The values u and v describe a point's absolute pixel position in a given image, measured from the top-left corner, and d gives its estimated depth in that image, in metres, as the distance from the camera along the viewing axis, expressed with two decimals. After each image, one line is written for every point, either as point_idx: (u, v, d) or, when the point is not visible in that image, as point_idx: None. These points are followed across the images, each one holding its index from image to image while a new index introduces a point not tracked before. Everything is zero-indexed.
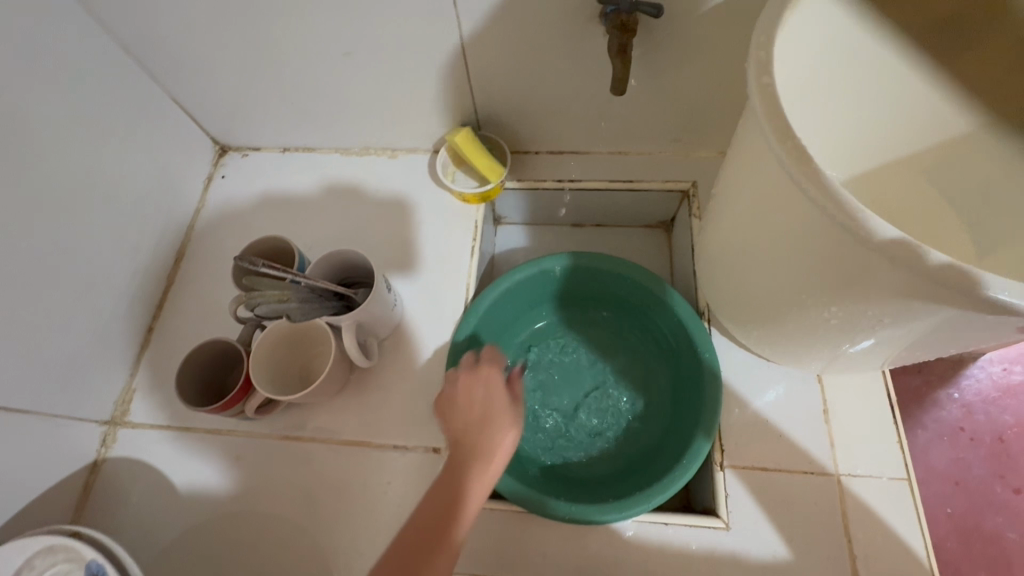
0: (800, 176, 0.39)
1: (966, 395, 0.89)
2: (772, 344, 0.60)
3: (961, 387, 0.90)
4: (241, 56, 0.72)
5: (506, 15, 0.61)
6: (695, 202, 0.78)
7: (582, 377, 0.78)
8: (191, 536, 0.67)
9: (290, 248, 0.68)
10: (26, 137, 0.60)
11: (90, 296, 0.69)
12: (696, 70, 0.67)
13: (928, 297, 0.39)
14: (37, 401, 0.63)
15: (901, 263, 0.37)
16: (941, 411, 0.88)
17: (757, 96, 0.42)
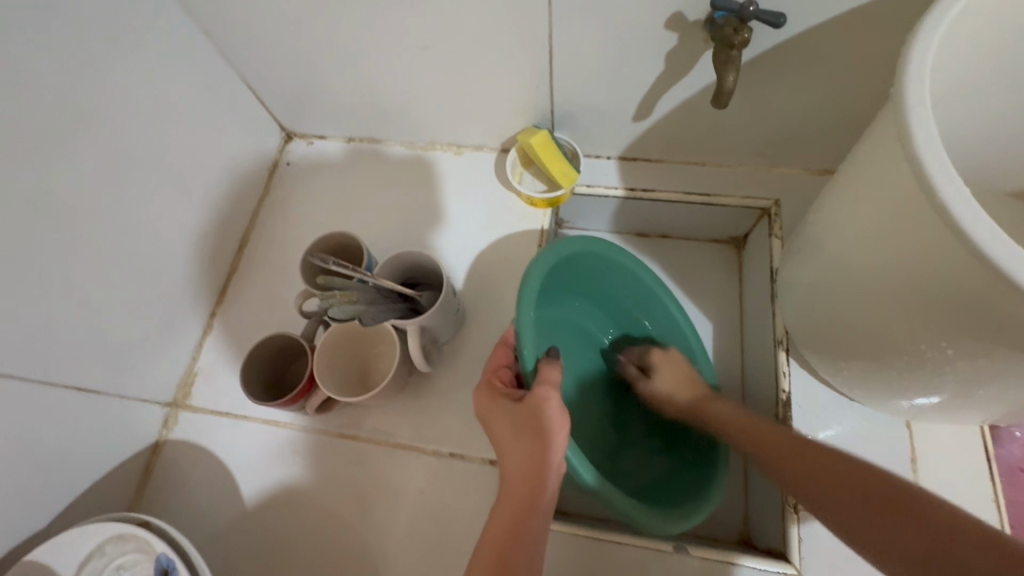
0: (959, 223, 0.36)
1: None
2: (862, 384, 0.57)
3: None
4: (317, 45, 0.71)
5: (601, 16, 0.58)
6: (776, 222, 0.74)
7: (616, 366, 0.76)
8: (243, 526, 0.67)
9: (359, 244, 0.67)
10: (111, 120, 0.61)
11: (160, 280, 0.70)
12: (798, 83, 0.62)
13: None
14: (108, 382, 0.64)
15: None
16: (998, 449, 0.71)
17: (911, 130, 0.38)
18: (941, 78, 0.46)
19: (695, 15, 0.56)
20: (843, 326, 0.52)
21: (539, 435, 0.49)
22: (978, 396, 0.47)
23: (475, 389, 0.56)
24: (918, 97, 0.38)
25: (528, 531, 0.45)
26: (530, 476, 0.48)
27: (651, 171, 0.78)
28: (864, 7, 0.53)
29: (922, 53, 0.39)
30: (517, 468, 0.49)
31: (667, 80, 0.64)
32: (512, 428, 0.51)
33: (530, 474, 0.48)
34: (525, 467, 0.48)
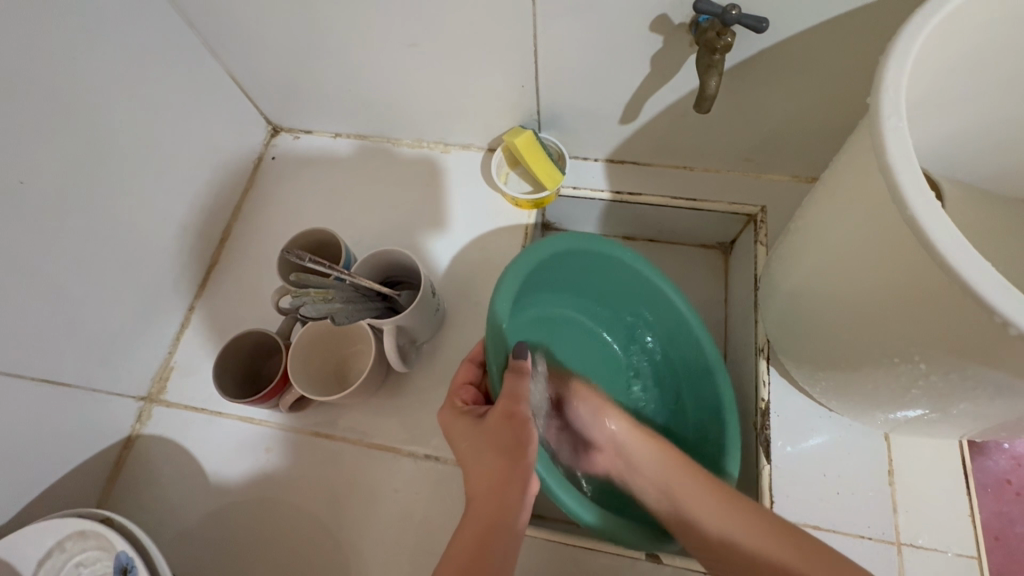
0: (930, 238, 0.35)
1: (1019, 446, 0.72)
2: (841, 396, 0.56)
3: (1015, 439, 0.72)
4: (301, 38, 0.70)
5: (586, 17, 0.57)
6: (762, 228, 0.73)
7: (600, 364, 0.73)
8: (214, 523, 0.66)
9: (338, 242, 0.66)
10: (86, 110, 0.60)
11: (136, 272, 0.69)
12: (785, 89, 0.62)
13: None
14: (80, 375, 0.64)
15: (1016, 334, 0.34)
16: (984, 462, 0.72)
17: (884, 141, 0.37)
18: (922, 88, 0.45)
19: (682, 17, 0.55)
20: (822, 337, 0.51)
21: (499, 450, 0.47)
22: (953, 412, 0.46)
23: (438, 410, 0.55)
24: (891, 108, 0.38)
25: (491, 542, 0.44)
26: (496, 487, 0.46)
27: (637, 175, 0.78)
28: (850, 14, 0.52)
29: (903, 63, 0.39)
30: (479, 484, 0.47)
31: (654, 82, 0.64)
32: (472, 445, 0.49)
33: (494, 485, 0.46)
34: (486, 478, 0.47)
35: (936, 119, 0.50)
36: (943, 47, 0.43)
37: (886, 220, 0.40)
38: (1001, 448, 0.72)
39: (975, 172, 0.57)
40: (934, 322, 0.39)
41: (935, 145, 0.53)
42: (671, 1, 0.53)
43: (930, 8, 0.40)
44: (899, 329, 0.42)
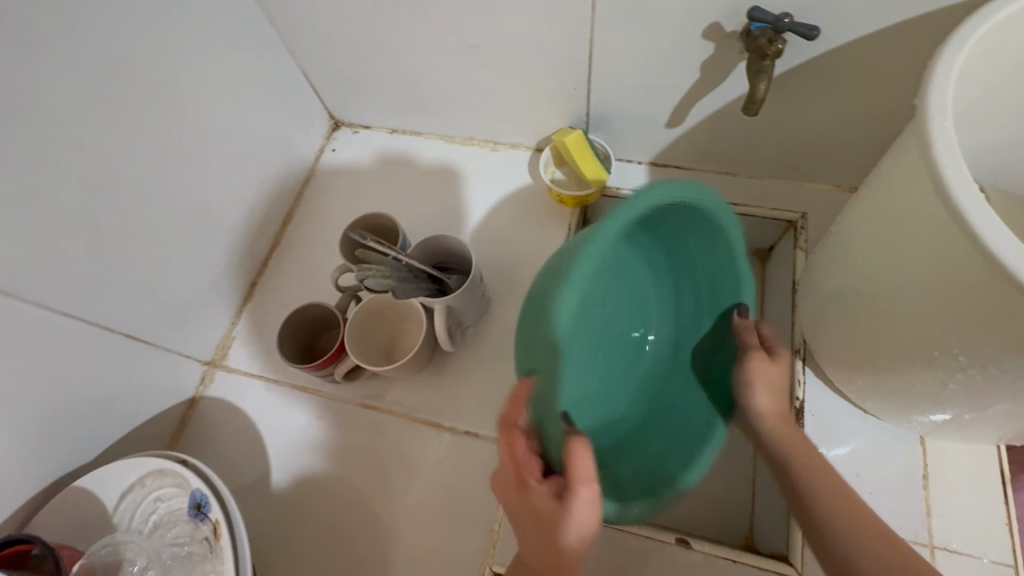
0: (973, 226, 0.37)
1: None
2: (877, 396, 0.57)
3: None
4: (371, 38, 0.75)
5: (641, 24, 0.61)
6: (802, 235, 0.75)
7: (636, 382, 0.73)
8: (266, 484, 0.70)
9: (396, 227, 0.71)
10: (181, 95, 0.67)
11: (210, 246, 0.75)
12: (831, 98, 0.64)
13: None
14: (158, 336, 0.70)
15: None
16: None
17: (930, 138, 0.39)
18: (967, 96, 0.48)
19: (733, 26, 0.58)
20: (862, 336, 0.53)
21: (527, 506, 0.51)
22: (991, 411, 0.47)
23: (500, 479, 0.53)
24: (939, 108, 0.40)
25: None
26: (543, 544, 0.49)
27: (680, 178, 0.80)
28: (898, 27, 0.55)
29: (951, 67, 0.41)
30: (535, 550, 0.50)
31: (702, 88, 0.67)
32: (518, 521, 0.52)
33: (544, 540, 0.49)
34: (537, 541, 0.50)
35: (983, 128, 0.52)
36: (990, 58, 0.45)
37: (931, 219, 0.41)
38: None
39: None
40: (978, 316, 0.40)
41: (980, 154, 0.55)
42: (725, 10, 0.57)
43: (980, 17, 0.42)
44: (944, 325, 0.43)
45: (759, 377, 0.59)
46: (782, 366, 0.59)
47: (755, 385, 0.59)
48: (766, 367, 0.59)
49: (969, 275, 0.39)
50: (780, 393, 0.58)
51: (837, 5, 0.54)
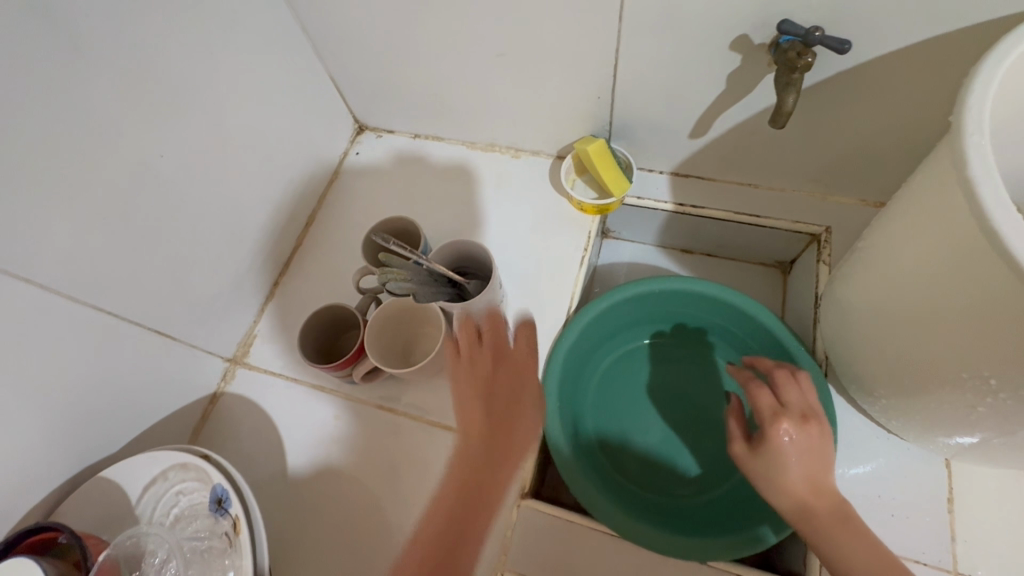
0: (1008, 246, 0.36)
1: None
2: (902, 416, 0.56)
3: None
4: (397, 44, 0.77)
5: (668, 34, 0.61)
6: (825, 249, 0.74)
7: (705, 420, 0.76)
8: (283, 482, 0.71)
9: (417, 231, 0.72)
10: (214, 97, 0.68)
11: (235, 245, 0.76)
12: (859, 112, 0.63)
13: None
14: (183, 332, 0.71)
15: None
16: None
17: (966, 155, 0.39)
18: (1002, 114, 0.47)
19: (761, 38, 0.58)
20: (888, 353, 0.52)
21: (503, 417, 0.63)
22: (1022, 436, 0.46)
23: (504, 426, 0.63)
24: (975, 124, 0.39)
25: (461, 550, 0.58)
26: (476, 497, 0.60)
27: (702, 189, 0.80)
28: (931, 42, 0.54)
29: (988, 83, 0.40)
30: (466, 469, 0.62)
31: (728, 99, 0.66)
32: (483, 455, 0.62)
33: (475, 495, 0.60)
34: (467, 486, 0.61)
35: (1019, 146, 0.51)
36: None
37: (962, 236, 0.41)
38: None
39: None
40: (1010, 338, 0.39)
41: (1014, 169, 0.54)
42: (752, 22, 0.56)
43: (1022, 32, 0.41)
44: (974, 346, 0.42)
45: (790, 443, 0.52)
46: (810, 433, 0.52)
47: (788, 451, 0.52)
48: (793, 433, 0.52)
49: (1000, 294, 0.38)
50: (817, 454, 0.52)
51: (869, 17, 0.53)
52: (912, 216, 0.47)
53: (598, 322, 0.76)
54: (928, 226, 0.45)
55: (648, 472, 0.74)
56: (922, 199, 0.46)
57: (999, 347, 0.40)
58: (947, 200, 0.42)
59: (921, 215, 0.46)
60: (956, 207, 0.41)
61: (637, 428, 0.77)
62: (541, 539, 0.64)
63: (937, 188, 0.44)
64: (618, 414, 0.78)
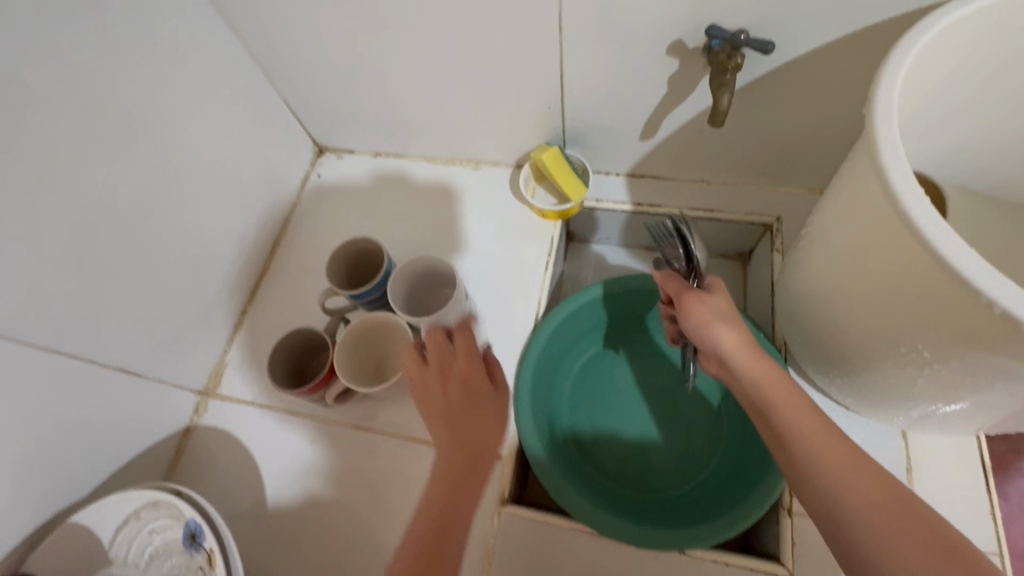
0: (920, 229, 0.39)
1: None
2: (855, 392, 0.58)
3: None
4: (349, 66, 0.78)
5: (608, 42, 0.63)
6: (778, 237, 0.77)
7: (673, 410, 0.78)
8: (264, 510, 0.71)
9: (380, 249, 0.72)
10: (165, 128, 0.68)
11: (199, 276, 0.76)
12: (795, 106, 0.66)
13: None
14: (149, 368, 0.70)
15: (1006, 321, 0.36)
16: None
17: (876, 144, 0.41)
18: (914, 102, 0.50)
19: (695, 42, 0.60)
20: (836, 334, 0.54)
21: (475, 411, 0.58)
22: (962, 403, 0.49)
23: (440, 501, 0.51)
24: (883, 116, 0.42)
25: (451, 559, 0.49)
26: (457, 499, 0.53)
27: (658, 188, 0.82)
28: (851, 38, 0.57)
29: (894, 76, 0.43)
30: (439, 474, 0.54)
31: (671, 101, 0.69)
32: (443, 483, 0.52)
33: (460, 494, 0.53)
34: (451, 488, 0.54)
35: (936, 130, 0.55)
36: (932, 64, 0.47)
37: (882, 218, 0.43)
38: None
39: (984, 179, 0.60)
40: (935, 314, 0.41)
41: (935, 151, 0.57)
42: (685, 28, 0.59)
43: (921, 28, 0.44)
44: (906, 323, 0.44)
45: (707, 316, 0.54)
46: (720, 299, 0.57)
47: (711, 328, 0.54)
48: (708, 303, 0.55)
49: (921, 273, 0.40)
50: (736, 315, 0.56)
51: (791, 18, 0.56)
52: (841, 203, 0.50)
53: (567, 324, 0.77)
54: (854, 210, 0.47)
55: (622, 467, 0.75)
56: (847, 187, 0.49)
57: (927, 323, 0.42)
58: (866, 185, 0.45)
59: (848, 201, 0.48)
60: (874, 191, 0.44)
61: (615, 426, 0.78)
62: (523, 545, 0.65)
63: (859, 175, 0.46)
64: (597, 415, 0.79)
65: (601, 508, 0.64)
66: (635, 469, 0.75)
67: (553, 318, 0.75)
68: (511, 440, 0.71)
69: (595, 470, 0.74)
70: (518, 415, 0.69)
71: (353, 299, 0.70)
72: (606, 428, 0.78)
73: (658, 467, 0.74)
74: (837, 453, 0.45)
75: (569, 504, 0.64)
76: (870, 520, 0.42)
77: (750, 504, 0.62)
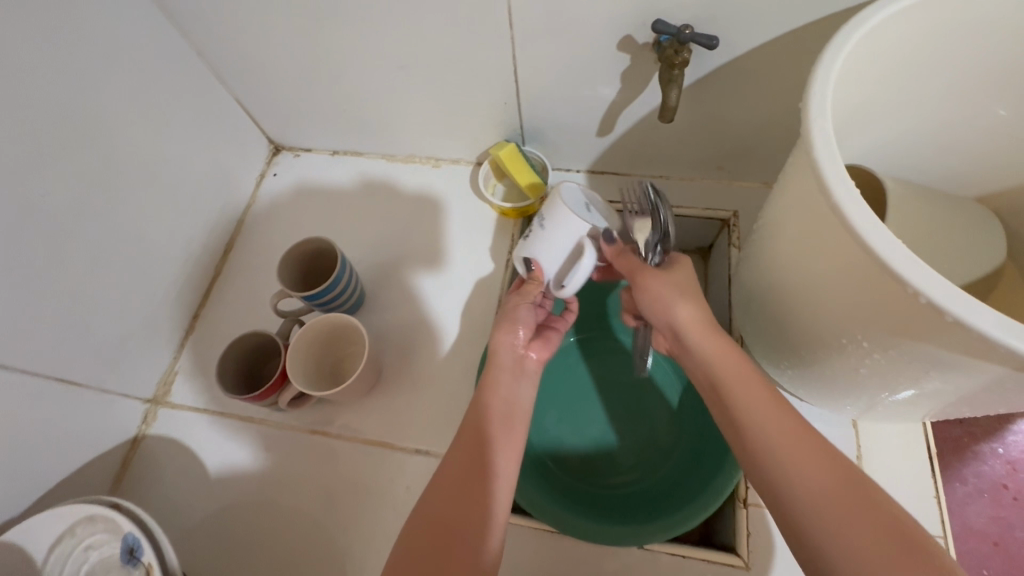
0: (853, 223, 0.39)
1: (1012, 451, 0.77)
2: (805, 382, 0.59)
3: (1005, 443, 0.78)
4: (300, 62, 0.75)
5: (559, 39, 0.63)
6: (735, 232, 0.77)
7: (634, 407, 0.77)
8: (217, 521, 0.69)
9: (334, 249, 0.70)
10: (101, 127, 0.65)
11: (145, 280, 0.73)
12: (744, 101, 0.67)
13: (964, 351, 0.38)
14: (91, 377, 0.67)
15: (932, 309, 0.36)
16: (979, 466, 0.77)
17: (811, 137, 0.42)
18: (855, 95, 0.51)
19: (645, 37, 0.60)
20: (786, 326, 0.54)
21: (482, 433, 0.53)
22: (902, 392, 0.50)
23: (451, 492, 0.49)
24: (818, 111, 0.42)
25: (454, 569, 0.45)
26: (461, 497, 0.49)
27: (617, 184, 0.83)
28: (796, 32, 0.57)
29: (829, 69, 0.43)
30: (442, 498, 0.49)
31: (625, 98, 0.69)
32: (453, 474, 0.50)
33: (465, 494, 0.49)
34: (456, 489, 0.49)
35: (876, 124, 0.56)
36: (868, 58, 0.48)
37: (818, 208, 0.43)
38: (980, 458, 0.77)
39: (926, 169, 0.62)
40: (871, 304, 0.41)
41: (880, 143, 0.59)
42: (634, 23, 0.59)
43: (862, 19, 0.45)
44: (847, 313, 0.45)
45: (681, 310, 0.55)
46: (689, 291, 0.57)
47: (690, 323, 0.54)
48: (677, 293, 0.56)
49: (855, 263, 0.41)
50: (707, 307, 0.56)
51: (736, 14, 0.56)
52: (785, 194, 0.50)
53: None
54: (796, 201, 0.47)
55: (586, 466, 0.74)
56: (788, 180, 0.49)
57: (864, 313, 0.43)
58: (804, 175, 0.45)
59: (790, 192, 0.49)
60: (811, 181, 0.44)
61: (577, 425, 0.77)
62: None
63: (798, 167, 0.47)
64: (560, 414, 0.78)
65: (562, 508, 0.63)
66: (599, 469, 0.74)
67: None
68: None
69: (560, 472, 0.74)
70: None
71: (304, 301, 0.69)
72: (568, 427, 0.77)
73: (621, 465, 0.74)
74: (814, 460, 0.45)
75: (529, 508, 0.63)
76: (862, 559, 0.40)
77: (706, 497, 0.62)
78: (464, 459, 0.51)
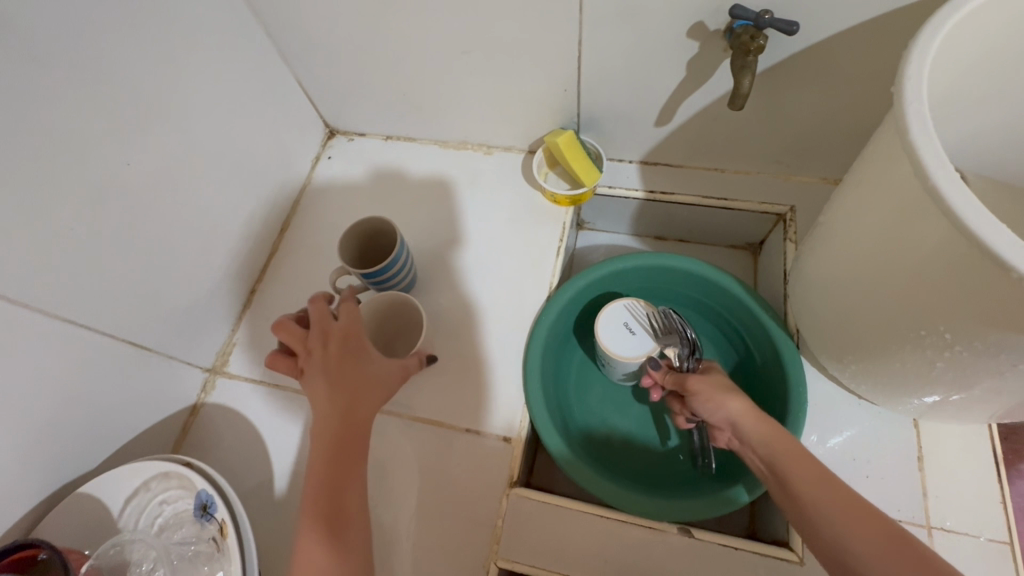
0: (951, 206, 0.38)
1: None
2: (870, 378, 0.58)
3: None
4: (365, 45, 0.77)
5: (628, 24, 0.63)
6: (791, 227, 0.76)
7: None
8: (270, 488, 0.71)
9: (392, 228, 0.71)
10: (179, 102, 0.67)
11: (209, 252, 0.75)
12: (812, 93, 0.66)
13: None
14: (159, 343, 0.70)
15: None
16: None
17: (906, 121, 0.41)
18: (940, 85, 0.50)
19: (716, 24, 0.60)
20: (856, 320, 0.54)
21: (349, 365, 0.60)
22: (979, 390, 0.49)
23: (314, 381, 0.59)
24: (914, 94, 0.42)
25: (352, 523, 0.53)
26: (342, 438, 0.56)
27: (670, 176, 0.82)
28: (875, 22, 0.57)
29: (924, 54, 0.43)
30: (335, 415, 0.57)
31: (689, 86, 0.69)
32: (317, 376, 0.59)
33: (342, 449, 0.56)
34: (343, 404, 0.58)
35: (955, 117, 0.55)
36: (958, 48, 0.47)
37: (908, 195, 0.43)
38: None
39: (1004, 167, 0.60)
40: (962, 293, 0.41)
41: (957, 140, 0.57)
42: (707, 9, 0.59)
43: (953, 8, 0.44)
44: (930, 305, 0.44)
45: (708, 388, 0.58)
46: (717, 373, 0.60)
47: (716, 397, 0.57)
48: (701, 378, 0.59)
49: (948, 250, 0.40)
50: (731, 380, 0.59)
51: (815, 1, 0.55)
52: (864, 186, 0.50)
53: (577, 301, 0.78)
54: (877, 192, 0.47)
55: (628, 444, 0.76)
56: (870, 170, 0.49)
57: (952, 301, 0.42)
58: (892, 163, 0.45)
59: (870, 183, 0.49)
60: (901, 166, 0.44)
61: (620, 405, 0.79)
62: (533, 527, 0.64)
63: (884, 155, 0.47)
64: (604, 394, 0.80)
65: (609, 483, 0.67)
66: (641, 446, 0.76)
67: (564, 294, 0.76)
68: (521, 424, 0.71)
69: (603, 447, 0.76)
70: (528, 387, 0.71)
71: (362, 277, 0.70)
72: (611, 406, 0.79)
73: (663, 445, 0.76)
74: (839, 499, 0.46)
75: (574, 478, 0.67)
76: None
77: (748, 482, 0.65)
78: (334, 378, 0.59)
